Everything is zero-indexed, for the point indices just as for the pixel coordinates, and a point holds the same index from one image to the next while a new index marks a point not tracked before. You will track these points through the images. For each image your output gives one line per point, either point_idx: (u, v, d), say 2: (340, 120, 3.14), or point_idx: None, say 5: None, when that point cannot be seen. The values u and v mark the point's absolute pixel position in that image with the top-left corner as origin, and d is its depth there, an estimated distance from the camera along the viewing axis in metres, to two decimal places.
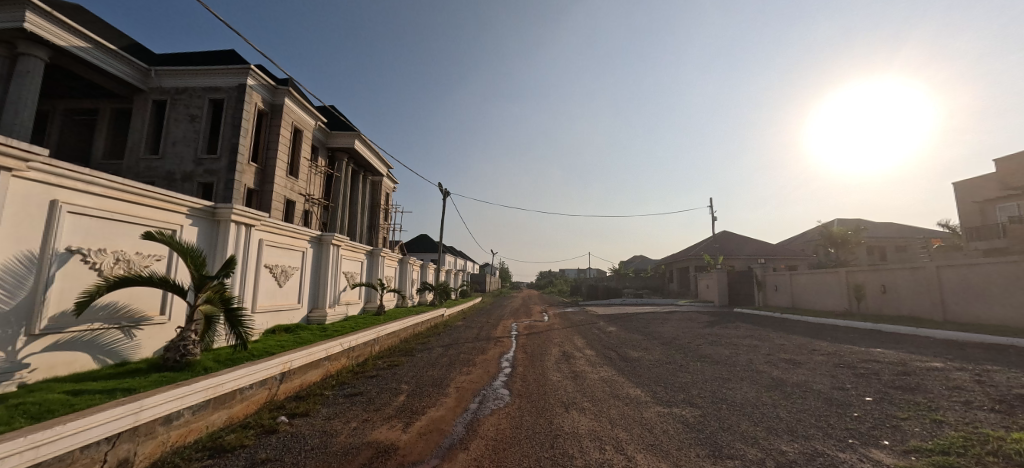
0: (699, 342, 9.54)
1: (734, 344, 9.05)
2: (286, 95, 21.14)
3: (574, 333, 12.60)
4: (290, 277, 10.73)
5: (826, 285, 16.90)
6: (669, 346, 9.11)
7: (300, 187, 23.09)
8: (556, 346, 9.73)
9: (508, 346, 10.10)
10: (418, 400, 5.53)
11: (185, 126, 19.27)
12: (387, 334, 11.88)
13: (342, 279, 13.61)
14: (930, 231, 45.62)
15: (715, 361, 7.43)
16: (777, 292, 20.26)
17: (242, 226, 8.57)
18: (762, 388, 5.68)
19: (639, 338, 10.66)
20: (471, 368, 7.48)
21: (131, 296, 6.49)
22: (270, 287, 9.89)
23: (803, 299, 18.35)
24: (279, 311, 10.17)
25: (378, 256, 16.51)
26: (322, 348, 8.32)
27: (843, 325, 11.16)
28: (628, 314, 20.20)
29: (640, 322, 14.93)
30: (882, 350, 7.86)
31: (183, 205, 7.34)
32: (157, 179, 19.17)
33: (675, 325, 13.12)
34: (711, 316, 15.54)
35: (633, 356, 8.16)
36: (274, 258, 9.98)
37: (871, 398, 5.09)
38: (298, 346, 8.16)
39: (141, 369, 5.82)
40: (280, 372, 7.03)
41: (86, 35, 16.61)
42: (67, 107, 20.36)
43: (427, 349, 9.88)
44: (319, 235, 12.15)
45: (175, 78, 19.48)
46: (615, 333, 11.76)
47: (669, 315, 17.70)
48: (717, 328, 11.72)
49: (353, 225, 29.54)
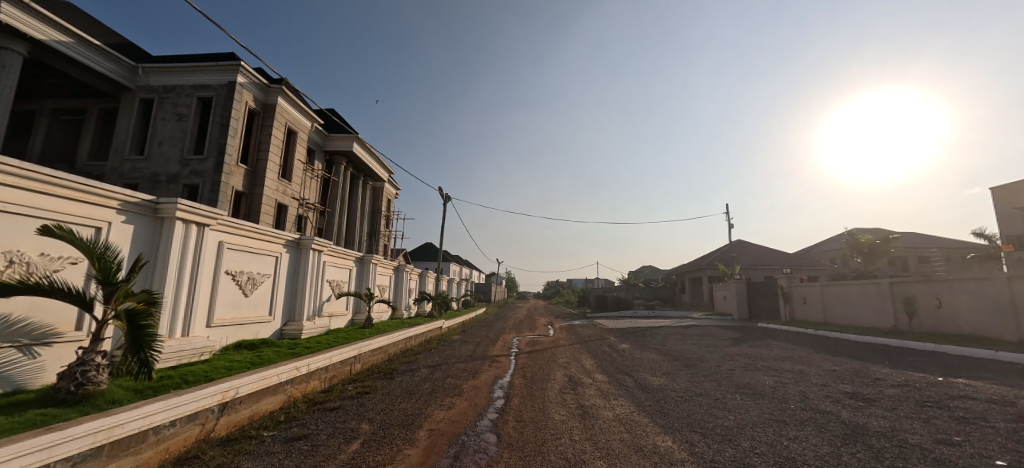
0: (730, 366, 8.05)
1: (776, 370, 7.54)
2: (279, 94, 20.13)
3: (582, 351, 11.13)
4: (258, 285, 9.45)
5: (863, 298, 15.23)
6: (695, 372, 7.64)
7: (293, 191, 21.99)
8: (561, 369, 8.31)
9: (506, 367, 8.69)
10: (372, 452, 4.13)
11: (171, 126, 18.30)
12: (369, 351, 10.50)
13: (325, 288, 12.32)
14: (958, 243, 43.43)
15: (760, 395, 5.92)
16: (806, 306, 18.55)
17: (192, 225, 7.30)
18: (836, 440, 4.20)
19: (658, 359, 9.16)
20: (454, 400, 6.04)
21: (31, 307, 5.23)
22: (232, 297, 8.60)
23: (835, 313, 16.66)
24: (243, 324, 8.90)
25: (368, 263, 15.22)
26: (283, 370, 6.96)
27: (897, 346, 9.58)
28: (640, 327, 18.60)
29: (655, 338, 13.42)
30: (968, 380, 6.32)
31: (114, 198, 6.12)
32: (141, 181, 18.16)
33: (696, 342, 11.59)
34: (734, 332, 14.01)
35: (655, 385, 6.67)
36: (237, 263, 8.72)
37: (1005, 462, 3.62)
38: (252, 368, 6.83)
39: (23, 403, 4.53)
40: (219, 402, 5.73)
41: (68, 28, 15.70)
42: (55, 106, 19.61)
43: (410, 370, 8.47)
44: (297, 239, 10.89)
45: (163, 75, 18.59)
46: (630, 353, 10.23)
47: (685, 329, 16.13)
48: (748, 348, 10.17)
49: (351, 231, 28.40)
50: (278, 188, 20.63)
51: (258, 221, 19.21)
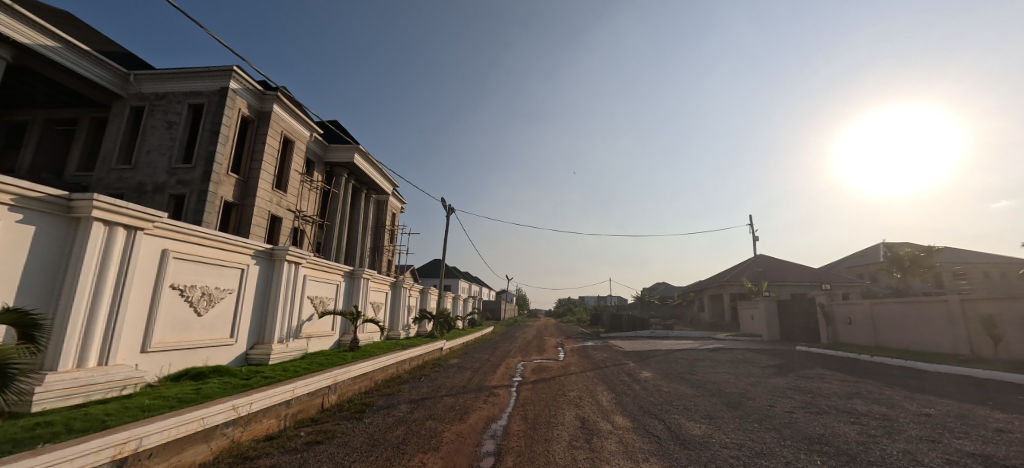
0: (787, 408, 6.32)
1: (855, 417, 5.80)
2: (275, 101, 19.24)
3: (597, 380, 9.50)
4: (215, 302, 8.10)
5: (924, 318, 13.32)
6: (744, 416, 5.98)
7: (288, 202, 20.89)
8: (571, 406, 6.73)
9: (504, 403, 7.14)
10: None
11: (161, 134, 17.46)
12: (348, 379, 8.96)
13: (306, 305, 10.97)
14: (1004, 258, 40.49)
15: (847, 457, 4.27)
16: (851, 327, 16.54)
17: (119, 229, 5.96)
18: None
19: (691, 394, 7.46)
20: (424, 460, 4.44)
21: None
22: (179, 316, 7.27)
23: (887, 334, 14.74)
24: (192, 349, 7.53)
25: (358, 277, 13.85)
26: (217, 410, 5.47)
27: (994, 381, 7.74)
28: (662, 351, 16.77)
29: (682, 365, 11.70)
30: None
31: (5, 191, 4.84)
32: (127, 191, 17.26)
33: (733, 371, 9.83)
34: (775, 357, 12.19)
35: (696, 437, 5.02)
36: (187, 277, 7.39)
37: None
38: (176, 408, 5.37)
39: None
40: (111, 460, 4.29)
41: (56, 33, 14.98)
42: (48, 116, 19.09)
43: (387, 407, 6.94)
44: (270, 248, 9.55)
45: (155, 82, 17.90)
46: (654, 385, 8.52)
47: (714, 353, 14.28)
48: (798, 381, 8.40)
49: (352, 245, 27.23)
50: (271, 198, 19.55)
51: (246, 234, 18.09)
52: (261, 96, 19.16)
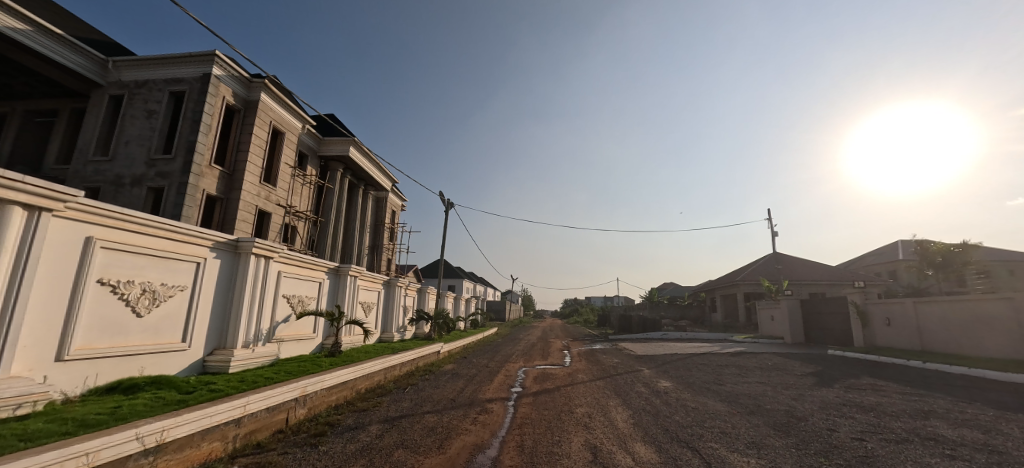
0: (853, 434, 4.98)
1: (952, 449, 4.42)
2: (262, 89, 18.15)
3: (608, 391, 8.26)
4: (161, 301, 6.91)
5: (984, 320, 11.85)
6: (803, 445, 4.65)
7: (278, 197, 19.80)
8: (579, 428, 5.48)
9: (496, 423, 5.86)
10: None
11: (141, 124, 16.45)
12: (321, 390, 7.72)
13: (281, 305, 9.80)
14: None
15: None
16: (890, 330, 15.10)
17: (17, 208, 4.76)
18: None
19: (725, 413, 6.13)
20: None
21: None
22: (110, 318, 6.11)
23: (934, 337, 13.32)
24: (128, 357, 6.35)
25: (344, 275, 12.69)
26: (124, 436, 4.26)
27: None
28: (678, 354, 15.43)
29: (705, 372, 10.37)
30: None
31: None
32: (104, 184, 16.28)
33: (768, 381, 8.49)
34: (812, 363, 10.81)
35: None
36: (121, 271, 6.21)
37: None
38: (69, 436, 4.14)
39: None
40: None
41: (33, 19, 13.87)
42: (26, 107, 18.21)
43: (354, 429, 5.67)
44: (234, 240, 8.37)
45: (136, 70, 16.87)
46: (676, 399, 7.23)
47: (738, 358, 12.94)
48: (850, 394, 7.04)
49: (348, 243, 26.14)
50: (259, 192, 18.48)
51: (230, 230, 17.02)
52: (248, 84, 18.09)
